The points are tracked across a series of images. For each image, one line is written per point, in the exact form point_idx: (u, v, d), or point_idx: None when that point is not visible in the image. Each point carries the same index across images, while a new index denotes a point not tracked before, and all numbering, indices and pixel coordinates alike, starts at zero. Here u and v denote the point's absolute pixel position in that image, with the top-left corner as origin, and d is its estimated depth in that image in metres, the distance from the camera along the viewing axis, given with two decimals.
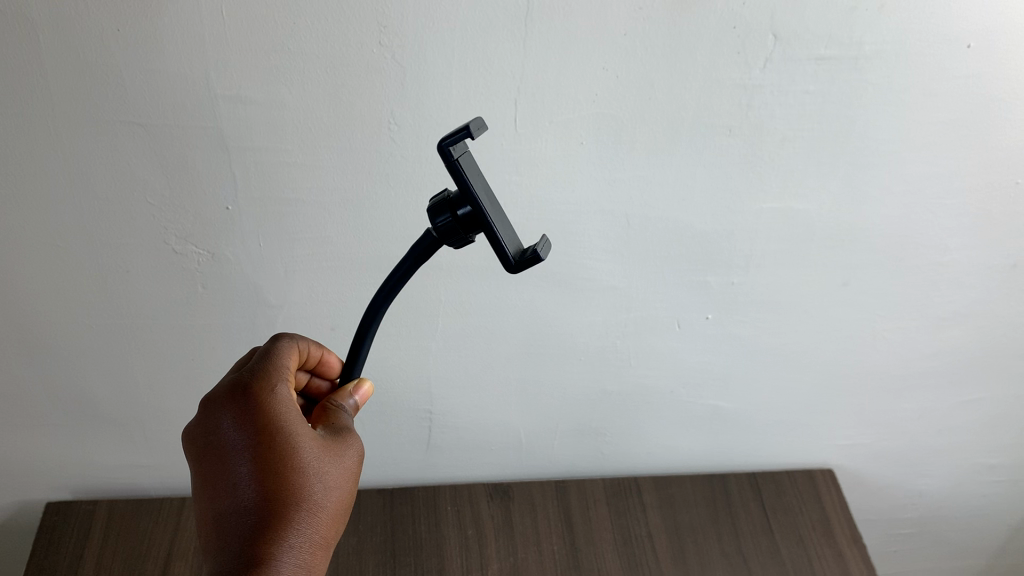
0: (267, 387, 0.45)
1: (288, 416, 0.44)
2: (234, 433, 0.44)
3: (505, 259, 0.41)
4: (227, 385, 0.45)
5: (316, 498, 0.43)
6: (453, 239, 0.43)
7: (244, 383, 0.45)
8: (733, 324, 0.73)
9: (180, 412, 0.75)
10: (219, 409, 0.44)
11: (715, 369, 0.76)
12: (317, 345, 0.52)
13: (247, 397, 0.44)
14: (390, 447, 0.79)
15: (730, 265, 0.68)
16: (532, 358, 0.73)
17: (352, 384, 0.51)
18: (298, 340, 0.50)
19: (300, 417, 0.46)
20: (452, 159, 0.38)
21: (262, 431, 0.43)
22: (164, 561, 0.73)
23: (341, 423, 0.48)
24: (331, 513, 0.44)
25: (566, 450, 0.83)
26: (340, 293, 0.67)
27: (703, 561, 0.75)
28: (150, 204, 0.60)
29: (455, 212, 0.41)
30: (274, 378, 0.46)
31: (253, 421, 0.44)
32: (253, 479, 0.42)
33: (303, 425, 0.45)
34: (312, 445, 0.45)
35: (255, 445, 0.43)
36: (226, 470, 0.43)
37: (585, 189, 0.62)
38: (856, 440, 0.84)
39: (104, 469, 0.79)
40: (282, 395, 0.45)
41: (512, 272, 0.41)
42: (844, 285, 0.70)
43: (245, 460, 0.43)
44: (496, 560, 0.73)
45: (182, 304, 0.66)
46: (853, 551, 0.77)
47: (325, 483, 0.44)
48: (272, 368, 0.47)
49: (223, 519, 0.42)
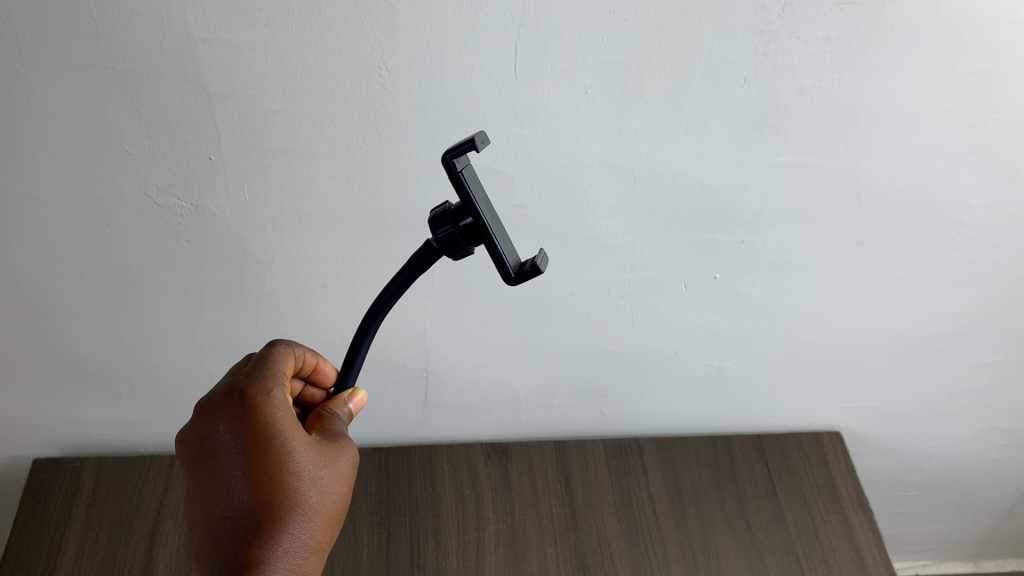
0: (263, 391, 0.45)
1: (284, 423, 0.45)
2: (230, 437, 0.44)
3: (504, 272, 0.41)
4: (223, 389, 0.46)
5: (309, 505, 0.44)
6: (455, 253, 0.42)
7: (239, 387, 0.45)
8: (742, 284, 0.69)
9: (168, 368, 0.72)
10: (214, 412, 0.45)
11: (723, 331, 0.73)
12: (312, 354, 0.52)
13: (243, 402, 0.45)
14: (385, 406, 0.77)
15: (741, 222, 0.65)
16: (532, 318, 0.70)
17: (346, 392, 0.51)
18: (293, 346, 0.50)
19: (295, 422, 0.46)
20: (455, 170, 0.38)
21: (258, 437, 0.44)
22: (153, 522, 0.73)
23: (331, 432, 0.49)
24: (323, 521, 0.45)
25: (566, 411, 0.80)
26: (330, 250, 0.64)
27: (705, 523, 0.75)
28: (129, 154, 0.57)
29: (457, 223, 0.41)
30: (271, 383, 0.46)
31: (249, 426, 0.44)
32: (248, 482, 0.43)
33: (298, 431, 0.46)
34: (306, 453, 0.45)
35: (249, 449, 0.44)
36: (221, 473, 0.44)
37: (589, 141, 0.58)
38: (865, 403, 0.82)
39: (92, 426, 0.77)
40: (277, 399, 0.46)
41: (511, 284, 0.41)
42: (859, 244, 0.67)
43: (240, 464, 0.44)
44: (493, 521, 0.74)
45: (166, 259, 0.64)
46: (860, 516, 0.76)
47: (318, 490, 0.45)
48: (268, 373, 0.47)
49: (217, 521, 0.43)
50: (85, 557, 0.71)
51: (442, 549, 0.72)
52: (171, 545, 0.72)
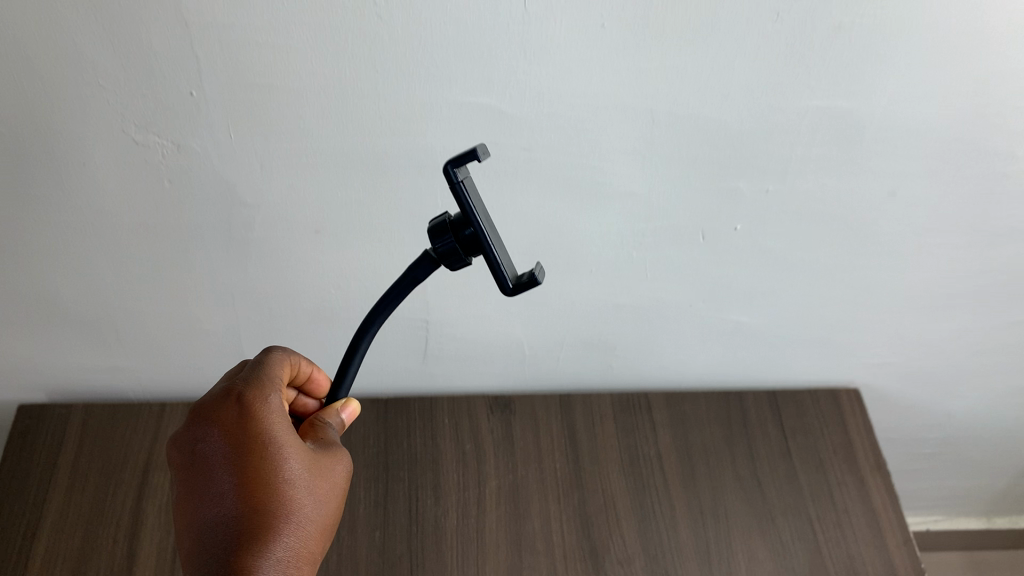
0: (261, 398, 0.44)
1: (280, 432, 0.44)
2: (223, 442, 0.43)
3: (501, 284, 0.41)
4: (219, 393, 0.44)
5: (302, 515, 0.43)
6: (455, 264, 0.42)
7: (236, 392, 0.44)
8: (763, 236, 0.65)
9: (155, 314, 0.69)
10: (208, 417, 0.43)
11: (741, 284, 0.69)
12: (308, 362, 0.50)
13: (240, 407, 0.43)
14: (383, 356, 0.74)
15: (765, 170, 0.60)
16: (538, 269, 0.66)
17: (339, 402, 0.49)
18: (290, 353, 0.48)
19: (291, 431, 0.45)
20: (457, 182, 0.38)
21: (253, 444, 0.43)
22: (142, 473, 0.71)
23: (323, 441, 0.47)
24: (316, 530, 0.45)
25: (572, 363, 0.77)
26: (324, 193, 0.59)
27: (714, 482, 0.73)
28: (104, 88, 0.52)
29: (457, 234, 0.41)
30: (269, 387, 0.45)
31: (244, 433, 0.43)
32: (240, 490, 0.42)
33: (293, 439, 0.45)
34: (300, 461, 0.44)
35: (244, 456, 0.43)
36: (212, 480, 0.43)
37: (605, 80, 0.53)
38: (886, 359, 0.78)
39: (79, 371, 0.74)
40: (275, 406, 0.44)
41: (510, 294, 0.41)
42: (890, 195, 0.63)
43: (233, 472, 0.43)
44: (495, 477, 0.71)
45: (148, 200, 0.59)
46: (876, 479, 0.74)
47: (313, 499, 0.44)
48: (266, 378, 0.45)
49: (206, 528, 0.42)
50: (72, 509, 0.69)
51: (441, 505, 0.69)
52: (161, 496, 0.70)
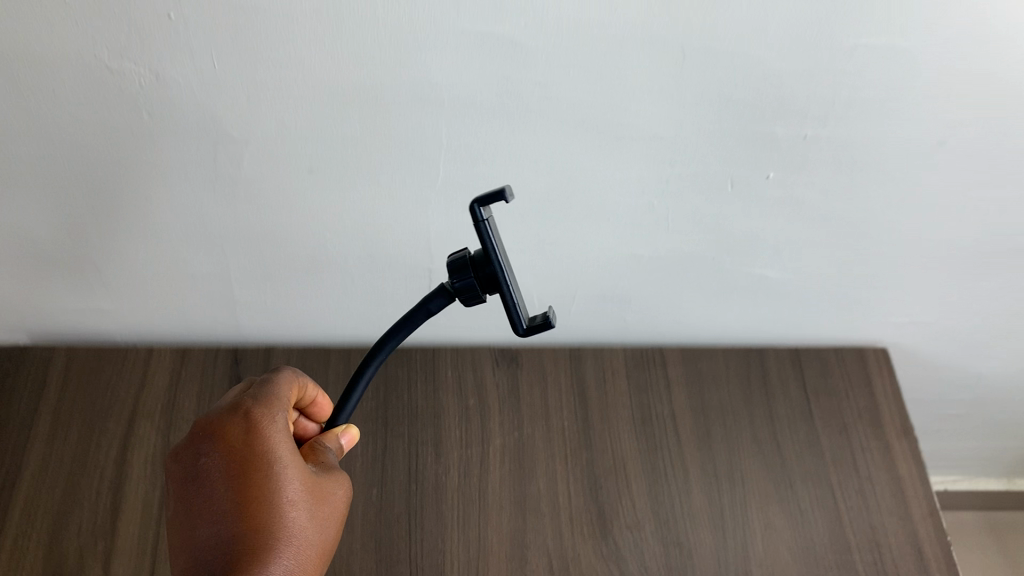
0: (267, 416, 0.44)
1: (284, 453, 0.43)
2: (226, 459, 0.43)
3: (515, 325, 0.42)
4: (225, 409, 0.44)
5: (301, 537, 0.43)
6: (470, 300, 0.43)
7: (243, 408, 0.44)
8: (796, 186, 0.60)
9: (139, 257, 0.63)
10: (214, 432, 0.43)
11: (769, 237, 0.64)
12: (312, 384, 0.49)
13: (245, 425, 0.43)
14: (383, 303, 0.70)
15: (804, 113, 0.54)
16: (551, 217, 0.61)
17: (339, 427, 0.48)
18: (298, 374, 0.48)
19: (295, 453, 0.44)
20: (482, 220, 0.39)
21: (257, 463, 0.42)
22: (127, 421, 0.67)
23: (323, 466, 0.46)
24: (314, 552, 0.44)
25: (584, 318, 0.72)
26: (318, 129, 0.54)
27: (731, 444, 0.69)
28: (71, 7, 0.46)
29: (476, 270, 0.41)
30: (274, 406, 0.44)
31: (249, 451, 0.42)
32: (240, 509, 0.42)
33: (296, 462, 0.44)
34: (301, 483, 0.44)
35: (245, 474, 0.42)
36: (214, 497, 0.42)
37: (632, 9, 0.47)
38: (918, 319, 0.73)
39: (60, 317, 0.69)
40: (281, 425, 0.44)
41: (521, 335, 0.42)
42: (939, 144, 0.57)
43: (235, 490, 0.42)
44: (499, 434, 0.67)
45: (126, 134, 0.54)
46: (903, 444, 0.70)
47: (312, 521, 0.43)
48: (273, 397, 0.45)
49: (205, 545, 0.41)
50: (53, 458, 0.65)
51: (443, 462, 0.66)
52: (147, 446, 0.66)
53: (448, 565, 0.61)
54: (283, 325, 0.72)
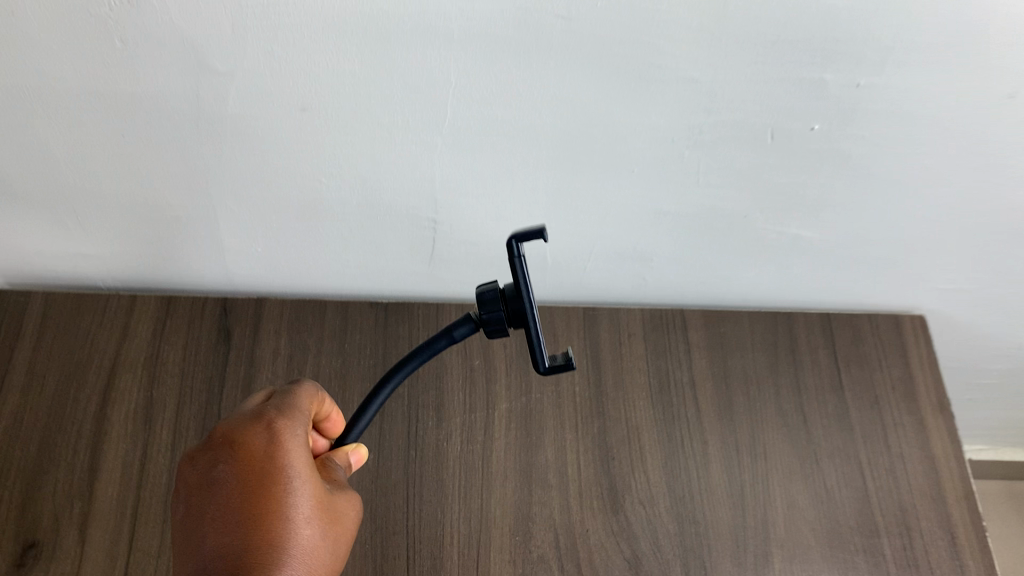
0: (288, 428, 0.42)
1: (301, 468, 0.41)
2: (242, 466, 0.40)
3: (536, 363, 0.39)
4: (246, 416, 0.42)
5: (310, 556, 0.40)
6: (493, 333, 0.41)
7: (264, 417, 0.42)
8: (842, 139, 0.54)
9: (119, 198, 0.58)
10: (233, 438, 0.41)
11: (807, 193, 0.58)
12: (330, 402, 0.48)
13: (267, 434, 0.41)
14: (385, 255, 0.65)
15: (860, 58, 0.48)
16: (569, 166, 0.56)
17: (348, 445, 0.47)
18: (317, 391, 0.47)
19: (311, 470, 0.42)
20: (516, 254, 0.38)
21: (275, 474, 0.40)
22: (108, 374, 0.63)
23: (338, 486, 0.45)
24: (324, 573, 0.42)
25: (601, 275, 0.67)
26: (313, 63, 0.48)
27: (754, 415, 0.64)
28: None
29: (505, 302, 0.40)
30: (295, 417, 0.43)
31: (267, 461, 0.40)
32: (252, 518, 0.39)
33: (312, 479, 0.42)
34: (314, 501, 0.41)
35: (263, 486, 0.40)
36: (225, 505, 0.40)
37: None
38: (960, 285, 0.68)
39: (37, 258, 0.63)
40: (301, 440, 0.42)
41: (539, 373, 0.39)
42: (1009, 98, 0.50)
43: (248, 499, 0.40)
44: (506, 399, 0.63)
45: (97, 63, 0.47)
46: (938, 421, 0.66)
47: (326, 541, 0.42)
48: (294, 410, 0.43)
49: (210, 553, 0.39)
50: (28, 412, 0.61)
51: (444, 428, 0.61)
52: (128, 402, 0.62)
53: (448, 537, 0.57)
54: (276, 273, 0.66)
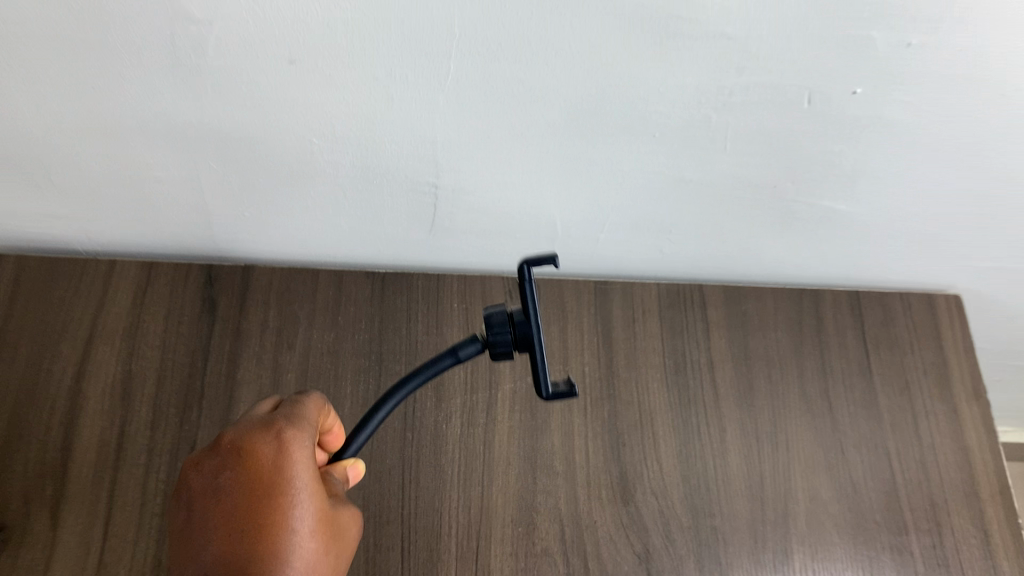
0: (297, 438, 0.39)
1: (308, 482, 0.39)
2: (246, 475, 0.38)
3: (537, 386, 0.38)
4: (255, 424, 0.40)
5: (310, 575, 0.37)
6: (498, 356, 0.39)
7: (273, 425, 0.39)
8: (886, 104, 0.48)
9: (92, 156, 0.53)
10: (239, 446, 0.39)
11: (843, 162, 0.53)
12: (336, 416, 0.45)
13: (275, 442, 0.39)
14: (383, 222, 0.60)
15: (916, 15, 0.42)
16: (584, 129, 0.51)
17: (347, 460, 0.43)
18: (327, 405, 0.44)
19: (318, 484, 0.39)
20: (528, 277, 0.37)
21: (279, 485, 0.38)
22: (84, 346, 0.59)
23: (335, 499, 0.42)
24: None
25: (614, 246, 0.62)
26: (301, 15, 0.42)
27: (775, 400, 0.60)
28: None
29: (512, 325, 0.39)
30: (307, 427, 0.40)
31: (273, 471, 0.38)
32: (253, 531, 0.37)
33: (318, 493, 0.39)
34: (319, 517, 0.39)
35: (267, 497, 0.37)
36: (228, 517, 0.37)
37: None
38: (1000, 263, 0.63)
39: (8, 219, 0.58)
40: (310, 451, 0.39)
41: (541, 397, 0.37)
42: None
43: (251, 510, 0.37)
44: (510, 378, 0.59)
45: (61, 13, 0.41)
46: (971, 409, 0.62)
47: (328, 560, 0.39)
48: (304, 421, 0.41)
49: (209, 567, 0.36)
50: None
51: (444, 408, 0.57)
52: (105, 377, 0.58)
53: (446, 528, 0.53)
54: (266, 238, 0.62)
